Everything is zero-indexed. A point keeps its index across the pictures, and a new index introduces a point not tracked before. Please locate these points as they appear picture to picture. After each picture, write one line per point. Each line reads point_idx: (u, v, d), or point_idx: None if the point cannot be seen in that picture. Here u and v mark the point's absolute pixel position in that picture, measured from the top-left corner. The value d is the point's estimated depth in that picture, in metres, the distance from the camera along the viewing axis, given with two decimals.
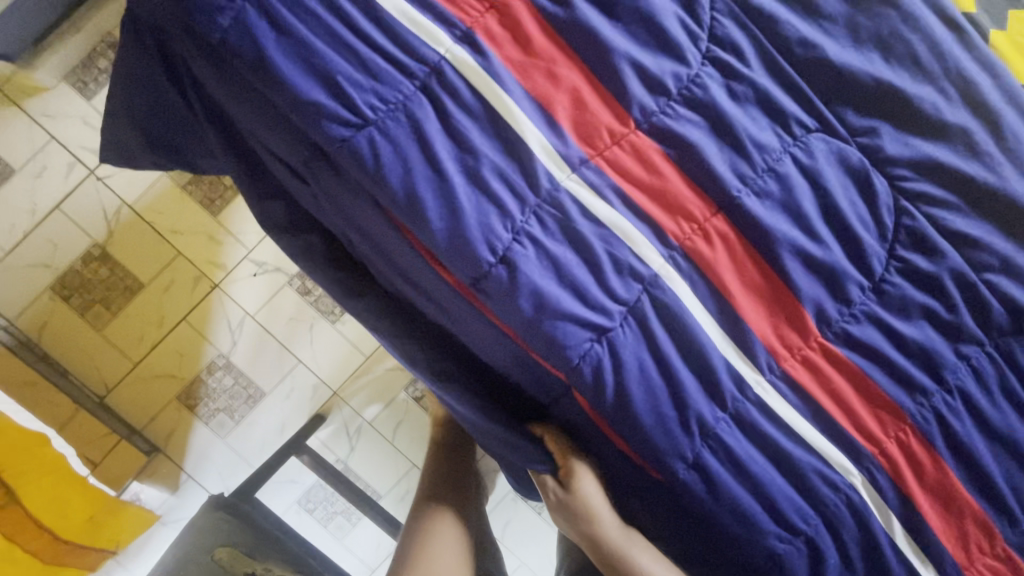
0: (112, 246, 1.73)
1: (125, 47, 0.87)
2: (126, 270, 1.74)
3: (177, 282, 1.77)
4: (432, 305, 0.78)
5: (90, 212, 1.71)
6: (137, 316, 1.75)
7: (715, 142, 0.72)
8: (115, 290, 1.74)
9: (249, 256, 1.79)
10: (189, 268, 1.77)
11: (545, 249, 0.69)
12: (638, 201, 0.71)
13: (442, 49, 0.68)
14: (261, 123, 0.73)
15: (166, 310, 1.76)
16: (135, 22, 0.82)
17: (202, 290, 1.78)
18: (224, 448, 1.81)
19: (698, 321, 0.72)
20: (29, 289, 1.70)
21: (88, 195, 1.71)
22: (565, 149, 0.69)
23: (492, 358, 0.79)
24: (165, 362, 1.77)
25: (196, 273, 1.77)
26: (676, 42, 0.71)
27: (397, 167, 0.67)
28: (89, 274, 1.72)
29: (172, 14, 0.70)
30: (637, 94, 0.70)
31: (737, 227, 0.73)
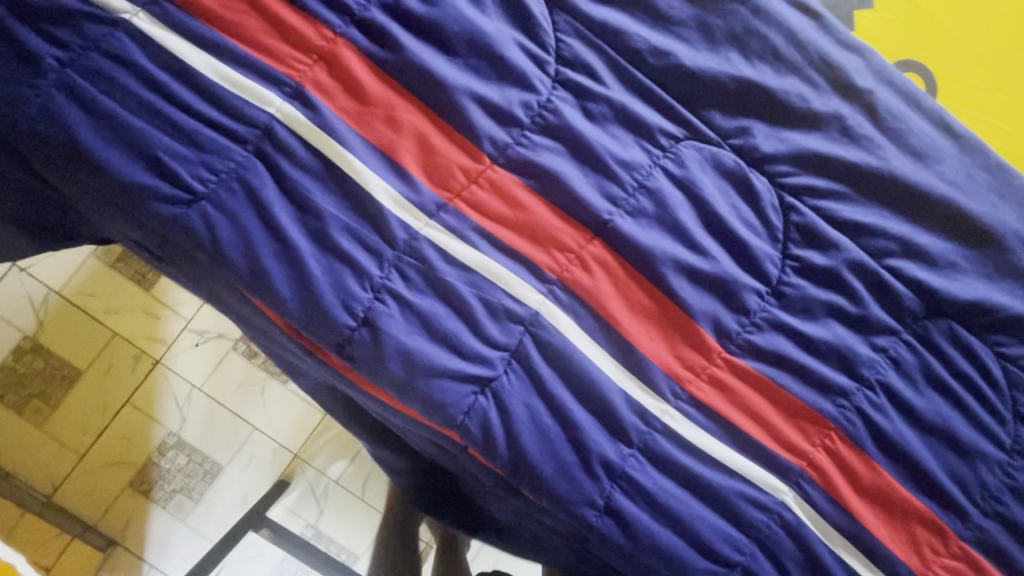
0: (44, 336, 1.66)
1: None
2: (62, 359, 1.67)
3: (116, 364, 1.70)
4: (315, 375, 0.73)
5: (18, 306, 1.65)
6: (80, 408, 1.68)
7: (578, 166, 0.69)
8: (55, 382, 1.67)
9: (189, 326, 1.74)
10: (128, 348, 1.71)
11: (409, 304, 0.65)
12: (505, 238, 0.67)
13: (272, 109, 0.64)
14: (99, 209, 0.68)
15: (108, 394, 1.69)
16: None
17: (144, 367, 1.71)
18: (185, 531, 1.70)
19: (586, 355, 0.68)
20: None
21: (16, 289, 1.66)
22: (418, 196, 0.66)
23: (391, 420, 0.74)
24: (113, 449, 1.68)
25: (135, 351, 1.71)
26: (520, 69, 0.68)
27: (236, 240, 0.62)
28: (23, 368, 1.65)
29: None
30: (485, 128, 0.66)
31: (614, 251, 0.69)
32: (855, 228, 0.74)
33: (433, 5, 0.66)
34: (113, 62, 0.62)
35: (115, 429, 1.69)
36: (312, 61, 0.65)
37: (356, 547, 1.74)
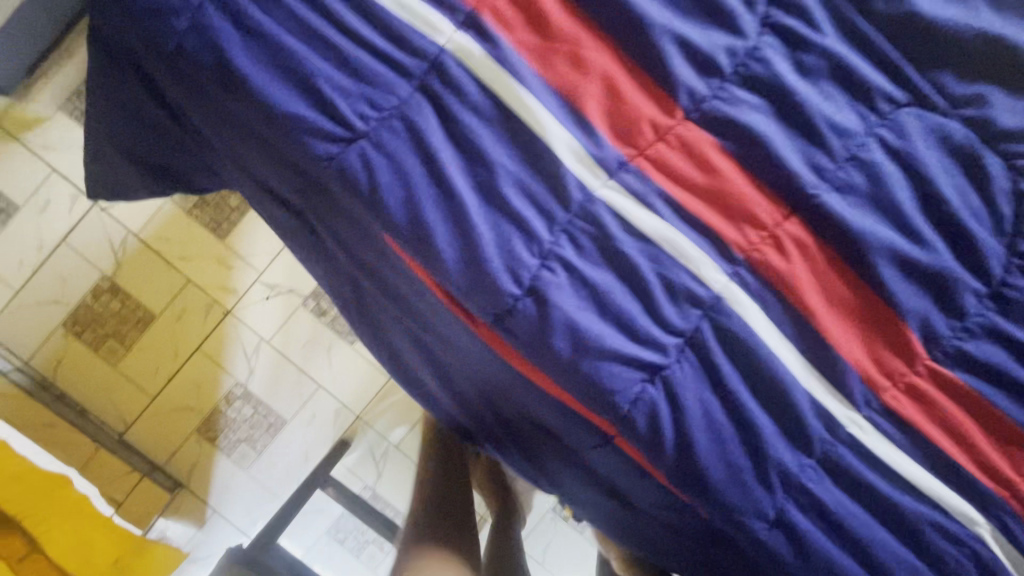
0: (121, 276, 1.59)
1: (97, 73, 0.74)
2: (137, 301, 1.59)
3: (189, 310, 1.61)
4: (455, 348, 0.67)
5: (97, 244, 1.58)
6: (151, 353, 1.60)
7: (783, 128, 0.59)
8: (128, 324, 1.59)
9: (260, 278, 1.63)
10: (201, 296, 1.61)
11: (581, 276, 0.57)
12: (692, 208, 0.58)
13: (442, 39, 0.55)
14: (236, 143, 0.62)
15: (180, 340, 1.60)
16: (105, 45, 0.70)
17: (215, 317, 1.62)
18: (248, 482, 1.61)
19: (772, 349, 0.59)
20: (41, 327, 1.57)
21: (94, 225, 1.58)
22: (599, 152, 0.56)
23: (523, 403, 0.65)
24: (181, 394, 1.60)
25: (208, 300, 1.61)
26: (729, 9, 0.57)
27: (396, 188, 0.55)
28: (99, 307, 1.58)
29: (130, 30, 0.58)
30: (683, 76, 0.56)
31: (815, 231, 0.59)
32: None
33: None
34: None
35: (184, 376, 1.60)
36: None
37: None
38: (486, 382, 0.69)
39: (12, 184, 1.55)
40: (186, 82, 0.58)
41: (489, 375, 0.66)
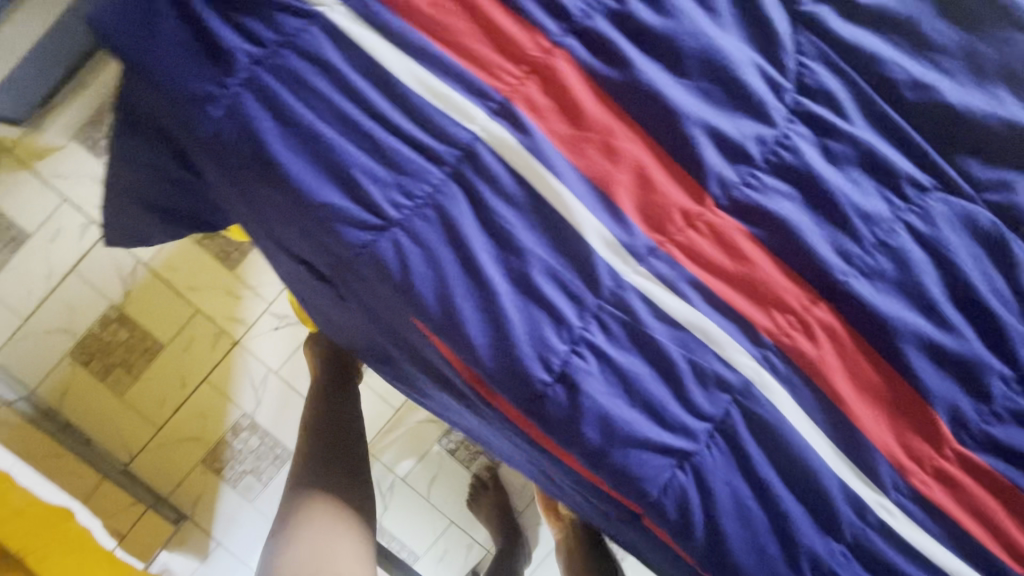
0: (130, 305, 1.53)
1: (121, 136, 0.74)
2: (144, 330, 1.53)
3: (197, 339, 1.55)
4: (484, 421, 0.67)
5: (105, 273, 1.51)
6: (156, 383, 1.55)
7: (811, 215, 0.59)
8: (134, 355, 1.53)
9: (269, 309, 1.58)
10: (209, 325, 1.56)
11: (611, 362, 0.57)
12: (721, 293, 0.58)
13: (475, 127, 0.56)
14: (266, 211, 0.61)
15: (187, 370, 1.55)
16: (132, 113, 0.70)
17: (223, 347, 1.56)
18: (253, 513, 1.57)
19: (801, 435, 0.59)
20: (49, 357, 1.51)
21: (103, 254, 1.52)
22: (630, 239, 0.57)
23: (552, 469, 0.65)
24: (187, 425, 1.54)
25: (216, 330, 1.56)
26: (760, 99, 0.57)
27: (429, 276, 0.55)
28: (108, 337, 1.52)
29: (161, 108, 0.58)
30: (714, 166, 0.57)
31: (844, 317, 0.60)
32: None
33: (668, 17, 0.56)
34: (307, 63, 0.55)
35: (190, 407, 1.55)
36: (523, 73, 0.56)
37: (416, 546, 1.52)
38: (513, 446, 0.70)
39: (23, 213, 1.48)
40: (219, 161, 0.57)
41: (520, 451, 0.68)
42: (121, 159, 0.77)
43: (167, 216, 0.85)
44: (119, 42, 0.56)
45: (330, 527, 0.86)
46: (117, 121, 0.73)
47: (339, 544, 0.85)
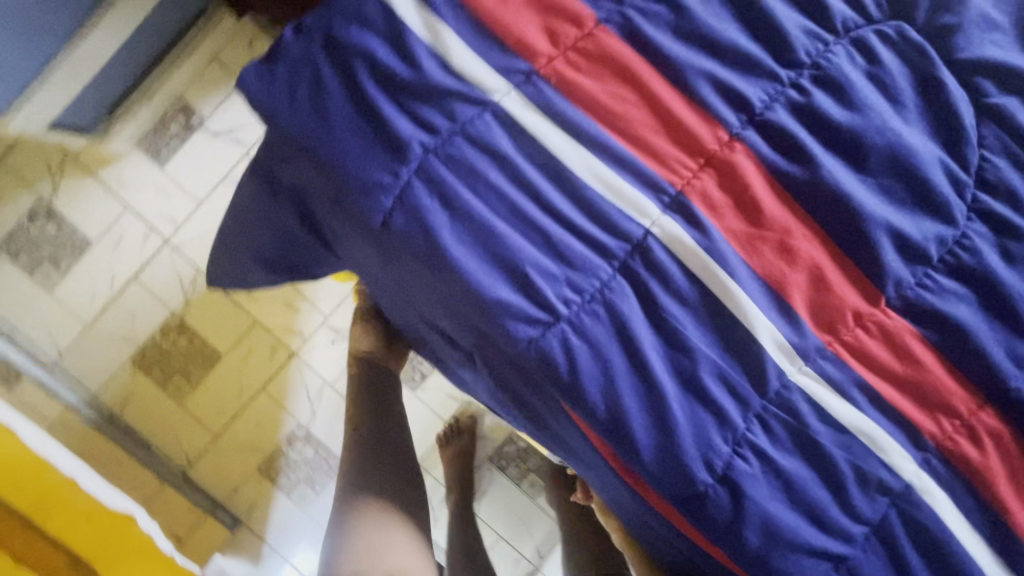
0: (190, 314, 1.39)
1: (248, 191, 0.72)
2: (203, 339, 1.39)
3: (256, 350, 1.42)
4: (617, 504, 0.66)
5: (165, 280, 1.38)
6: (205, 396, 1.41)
7: (986, 318, 0.57)
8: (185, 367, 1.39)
9: (326, 322, 1.44)
10: (267, 335, 1.42)
11: (774, 464, 0.56)
12: (888, 396, 0.57)
13: (648, 222, 0.54)
14: (410, 285, 0.61)
15: (245, 381, 1.41)
16: (269, 175, 0.69)
17: (281, 357, 1.42)
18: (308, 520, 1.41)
19: (967, 545, 0.57)
20: (105, 364, 1.37)
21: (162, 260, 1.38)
22: (800, 340, 0.55)
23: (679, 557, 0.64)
24: (243, 433, 1.40)
25: (274, 340, 1.42)
26: (943, 198, 0.55)
27: (596, 375, 0.54)
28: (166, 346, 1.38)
29: (324, 190, 0.56)
30: (893, 268, 0.55)
31: (1012, 423, 0.58)
32: None
33: (854, 112, 0.54)
34: (479, 152, 0.53)
35: (247, 416, 1.40)
36: (698, 167, 0.54)
37: None
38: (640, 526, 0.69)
39: (85, 220, 1.37)
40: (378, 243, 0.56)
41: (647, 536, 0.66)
42: (246, 214, 0.75)
43: (270, 267, 0.80)
44: (287, 122, 0.54)
45: (382, 524, 0.84)
46: (249, 175, 0.71)
47: (394, 542, 0.83)
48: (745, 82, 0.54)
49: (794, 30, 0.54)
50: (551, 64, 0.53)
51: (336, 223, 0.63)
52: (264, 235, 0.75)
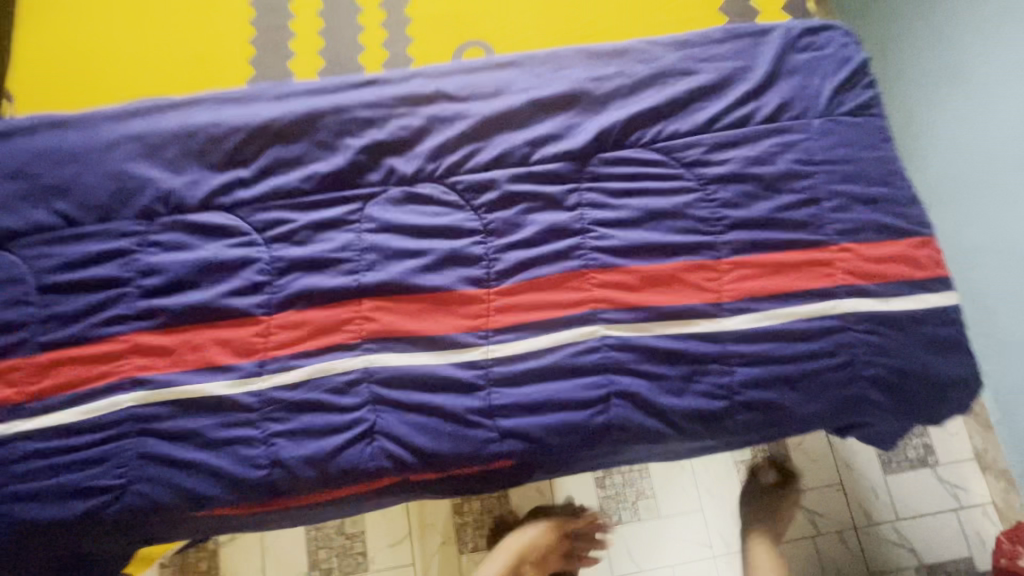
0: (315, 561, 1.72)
1: (68, 538, 0.91)
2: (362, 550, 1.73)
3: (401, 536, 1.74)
4: (302, 512, 1.00)
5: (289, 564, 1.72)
6: (352, 573, 1.72)
7: (316, 273, 0.99)
8: (333, 550, 1.72)
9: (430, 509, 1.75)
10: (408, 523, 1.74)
11: (289, 432, 0.92)
12: (310, 347, 0.96)
13: (125, 403, 0.92)
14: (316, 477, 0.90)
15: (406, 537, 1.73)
16: (55, 528, 0.90)
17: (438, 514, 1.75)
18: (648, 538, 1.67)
19: (412, 362, 0.95)
20: None
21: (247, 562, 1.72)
22: (241, 371, 0.94)
23: (343, 505, 0.99)
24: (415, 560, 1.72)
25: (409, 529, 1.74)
26: (243, 257, 0.99)
27: (172, 488, 0.90)
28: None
29: (74, 525, 0.90)
30: (246, 303, 0.97)
31: (376, 295, 0.98)
32: (499, 160, 1.04)
33: (168, 270, 0.98)
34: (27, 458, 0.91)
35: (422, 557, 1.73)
36: (126, 357, 0.95)
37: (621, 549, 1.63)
38: (350, 507, 1.03)
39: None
40: (91, 538, 0.91)
41: (573, 449, 0.94)
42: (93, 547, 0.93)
43: None
44: (29, 525, 0.89)
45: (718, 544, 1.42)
46: (72, 534, 0.91)
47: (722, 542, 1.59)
48: (118, 308, 0.97)
49: (116, 270, 0.99)
50: (20, 391, 0.94)
51: (115, 512, 0.90)
52: (91, 545, 0.93)
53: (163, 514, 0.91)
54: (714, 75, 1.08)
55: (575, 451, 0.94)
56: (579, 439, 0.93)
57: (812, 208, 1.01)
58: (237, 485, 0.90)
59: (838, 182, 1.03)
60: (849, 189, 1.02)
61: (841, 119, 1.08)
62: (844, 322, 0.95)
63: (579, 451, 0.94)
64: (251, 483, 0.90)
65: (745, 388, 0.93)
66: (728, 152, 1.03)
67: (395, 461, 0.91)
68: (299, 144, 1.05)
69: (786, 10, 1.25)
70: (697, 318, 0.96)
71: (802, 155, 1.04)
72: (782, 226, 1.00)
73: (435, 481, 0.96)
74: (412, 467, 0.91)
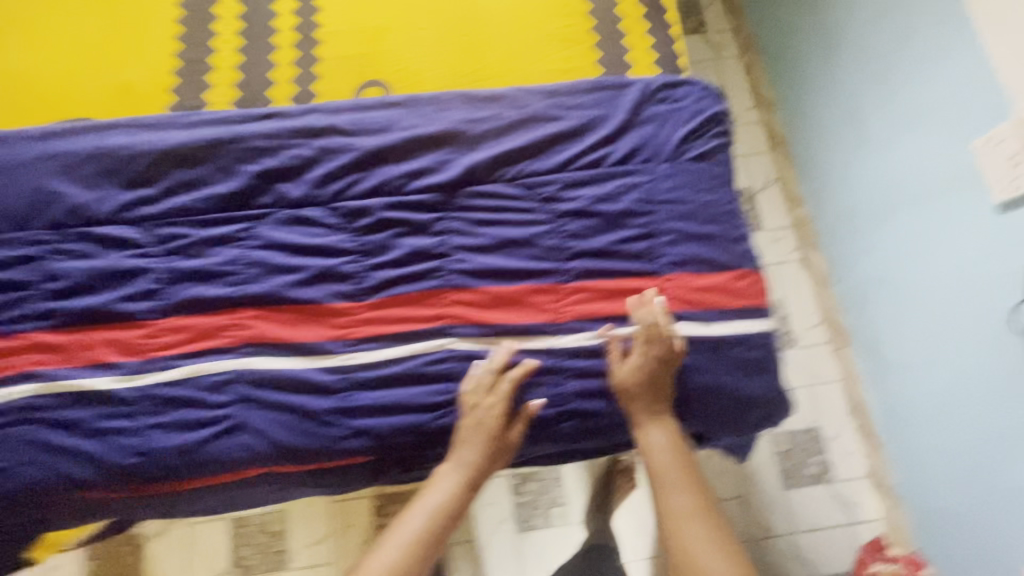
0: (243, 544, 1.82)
1: None
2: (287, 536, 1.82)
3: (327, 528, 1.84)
4: (181, 497, 1.11)
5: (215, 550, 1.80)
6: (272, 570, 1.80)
7: (203, 283, 1.11)
8: (256, 547, 1.81)
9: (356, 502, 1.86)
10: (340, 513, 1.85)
11: (165, 424, 1.04)
12: (191, 348, 1.07)
13: (18, 393, 1.03)
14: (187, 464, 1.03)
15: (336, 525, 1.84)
16: None
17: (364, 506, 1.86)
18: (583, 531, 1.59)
19: (280, 366, 1.07)
20: None
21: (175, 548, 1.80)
22: (128, 368, 1.06)
23: (216, 492, 1.11)
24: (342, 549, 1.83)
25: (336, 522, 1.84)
26: (138, 266, 1.11)
27: (55, 470, 1.01)
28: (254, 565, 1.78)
29: None
30: (137, 308, 1.08)
31: (254, 304, 1.10)
32: (377, 189, 1.17)
33: (69, 276, 1.10)
34: None
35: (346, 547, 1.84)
36: (24, 352, 1.06)
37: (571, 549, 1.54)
38: (225, 496, 1.14)
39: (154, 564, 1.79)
40: None
41: (418, 448, 1.08)
42: None
43: None
44: None
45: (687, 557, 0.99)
46: None
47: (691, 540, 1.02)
48: (21, 308, 1.08)
49: (22, 274, 1.10)
50: None
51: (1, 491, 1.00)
52: None
53: (46, 494, 1.01)
54: (575, 122, 1.23)
55: (420, 449, 1.08)
56: (423, 439, 1.07)
57: (647, 243, 1.15)
58: (113, 470, 1.01)
59: (673, 220, 1.17)
60: (681, 227, 1.17)
61: (685, 164, 1.22)
62: None
63: (423, 449, 1.08)
64: (127, 468, 1.02)
65: (570, 398, 1.09)
66: (579, 191, 1.18)
67: (259, 451, 1.04)
68: (199, 167, 1.17)
69: (656, 65, 1.41)
70: (536, 335, 1.11)
71: (644, 195, 1.18)
72: (618, 258, 1.14)
73: (297, 473, 1.09)
74: (273, 458, 1.04)
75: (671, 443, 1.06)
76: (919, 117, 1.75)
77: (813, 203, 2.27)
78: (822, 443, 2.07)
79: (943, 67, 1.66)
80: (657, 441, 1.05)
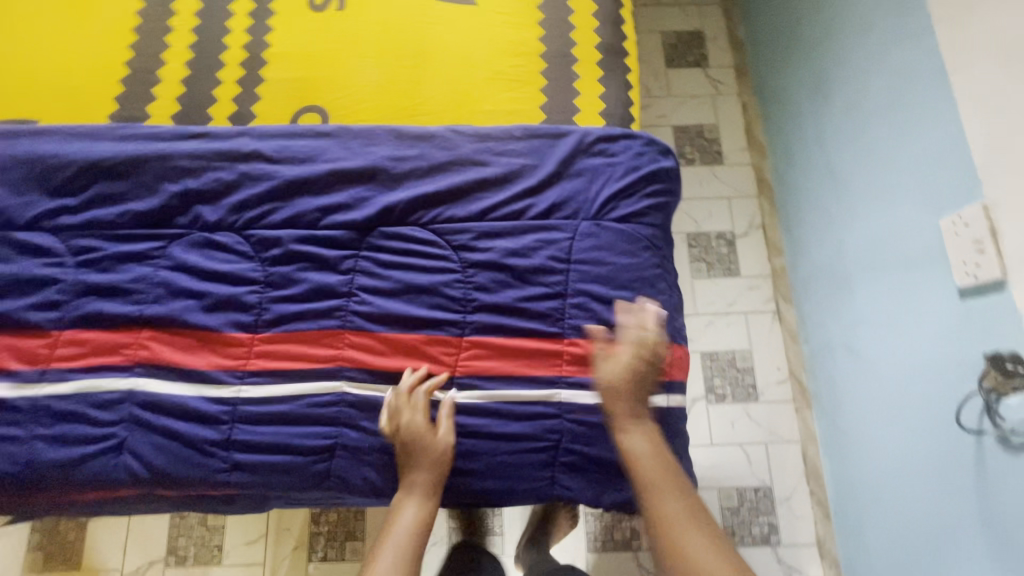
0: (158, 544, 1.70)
1: None
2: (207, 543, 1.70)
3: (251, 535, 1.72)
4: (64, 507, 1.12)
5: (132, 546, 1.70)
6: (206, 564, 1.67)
7: (108, 299, 1.12)
8: (192, 539, 1.68)
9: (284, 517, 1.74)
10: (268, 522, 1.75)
11: (49, 436, 1.05)
12: (86, 363, 1.09)
13: None
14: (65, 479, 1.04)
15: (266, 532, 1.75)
16: None
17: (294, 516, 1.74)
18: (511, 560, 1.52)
19: (169, 391, 1.07)
20: None
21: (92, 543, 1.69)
22: (23, 377, 1.08)
23: (98, 505, 1.11)
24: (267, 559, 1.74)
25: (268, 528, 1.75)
26: (49, 275, 1.13)
27: None
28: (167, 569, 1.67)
29: None
30: (41, 318, 1.11)
31: (154, 326, 1.11)
32: (291, 221, 1.16)
33: None
34: None
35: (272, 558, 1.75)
36: None
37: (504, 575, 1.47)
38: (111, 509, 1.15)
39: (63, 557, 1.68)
40: None
41: (296, 488, 1.07)
42: None
43: None
44: None
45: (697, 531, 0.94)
46: None
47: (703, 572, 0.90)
48: None
49: None
50: None
51: None
52: None
53: None
54: (501, 169, 1.20)
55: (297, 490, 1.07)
56: (300, 480, 1.06)
57: (555, 303, 1.12)
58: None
59: (586, 282, 1.14)
60: (593, 290, 1.13)
61: (609, 224, 1.18)
62: (559, 410, 1.09)
63: (301, 490, 1.07)
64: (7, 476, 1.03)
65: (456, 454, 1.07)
66: (493, 242, 1.15)
67: (136, 475, 1.04)
68: (122, 182, 1.19)
69: (603, 114, 1.37)
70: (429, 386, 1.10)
71: (559, 254, 1.15)
72: (523, 316, 1.12)
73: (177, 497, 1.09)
74: (149, 482, 1.05)
75: (687, 512, 0.95)
76: (883, 177, 1.58)
77: (791, 254, 2.07)
78: (773, 503, 1.88)
79: (915, 128, 1.45)
80: (674, 510, 0.95)
